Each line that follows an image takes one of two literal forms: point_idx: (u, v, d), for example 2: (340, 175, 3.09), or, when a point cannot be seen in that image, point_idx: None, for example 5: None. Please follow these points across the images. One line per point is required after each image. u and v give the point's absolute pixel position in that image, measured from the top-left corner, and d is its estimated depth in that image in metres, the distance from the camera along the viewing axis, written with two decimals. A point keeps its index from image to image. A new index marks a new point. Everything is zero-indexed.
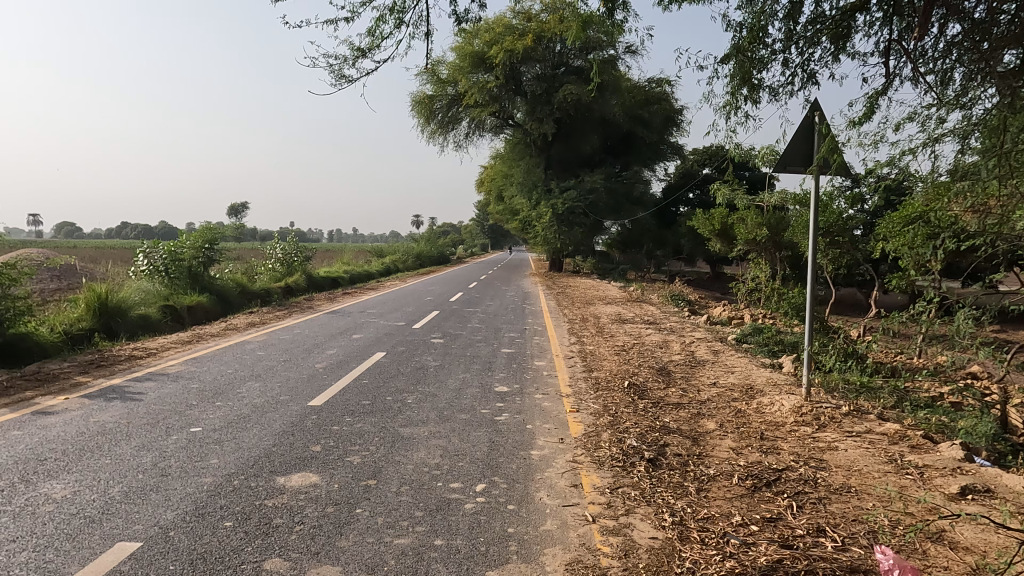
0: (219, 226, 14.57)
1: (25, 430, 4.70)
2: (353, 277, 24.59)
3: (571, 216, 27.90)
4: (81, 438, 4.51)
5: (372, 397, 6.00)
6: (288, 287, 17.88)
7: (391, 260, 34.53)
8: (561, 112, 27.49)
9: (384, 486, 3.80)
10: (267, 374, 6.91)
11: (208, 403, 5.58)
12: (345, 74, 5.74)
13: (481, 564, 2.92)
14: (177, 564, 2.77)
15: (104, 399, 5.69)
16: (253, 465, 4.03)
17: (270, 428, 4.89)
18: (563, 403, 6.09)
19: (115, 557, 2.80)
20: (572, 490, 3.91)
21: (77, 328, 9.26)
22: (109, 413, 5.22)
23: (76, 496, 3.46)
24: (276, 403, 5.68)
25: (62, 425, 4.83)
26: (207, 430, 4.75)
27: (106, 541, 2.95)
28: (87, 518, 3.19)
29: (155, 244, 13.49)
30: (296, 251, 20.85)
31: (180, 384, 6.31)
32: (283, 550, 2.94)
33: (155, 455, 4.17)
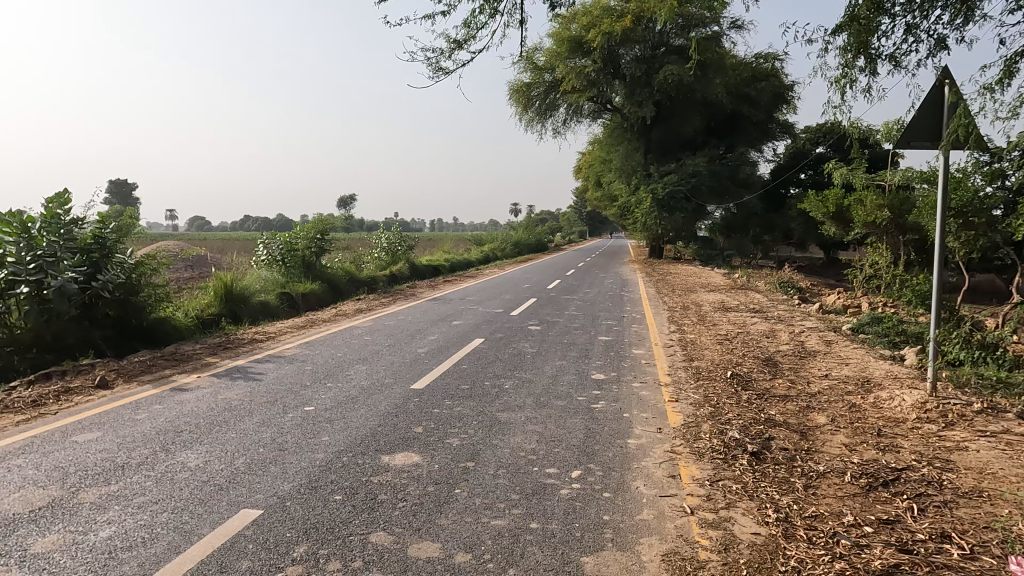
0: (330, 217, 15.42)
1: (166, 404, 5.23)
2: (454, 265, 25.22)
3: (673, 201, 27.14)
4: (210, 413, 4.94)
5: (471, 382, 6.18)
6: (393, 276, 18.63)
7: (490, 248, 35.10)
8: (662, 94, 26.70)
9: (482, 468, 3.91)
10: (373, 358, 7.25)
11: (320, 384, 5.96)
12: (443, 67, 5.92)
13: (577, 550, 2.94)
14: (294, 532, 2.98)
15: (230, 378, 6.22)
16: (360, 444, 4.27)
17: (376, 408, 5.14)
18: (661, 393, 5.98)
19: (240, 522, 3.06)
20: (670, 481, 3.84)
21: (207, 313, 10.16)
22: (234, 391, 5.69)
23: (207, 465, 3.81)
24: (380, 385, 5.96)
25: (195, 401, 5.33)
26: (319, 409, 5.08)
27: (233, 507, 3.23)
28: (216, 486, 3.51)
29: (273, 235, 14.45)
30: (401, 240, 21.65)
31: (295, 366, 6.77)
32: (387, 524, 3.10)
33: (273, 431, 4.50)
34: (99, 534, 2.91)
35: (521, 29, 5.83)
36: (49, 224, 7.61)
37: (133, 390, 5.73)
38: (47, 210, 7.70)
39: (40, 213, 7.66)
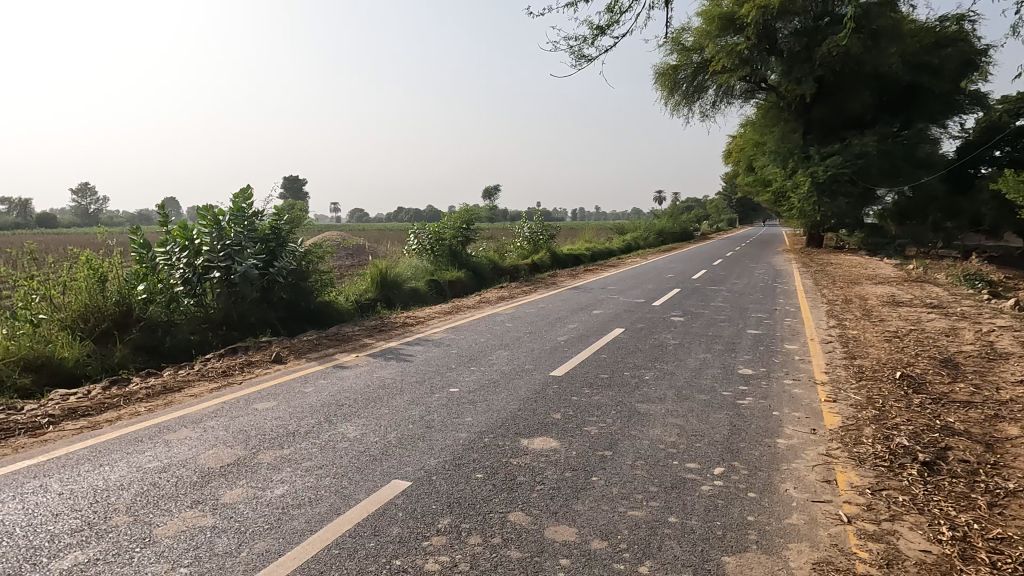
0: (475, 208, 15.99)
1: (329, 380, 5.75)
2: (595, 254, 25.13)
3: (835, 185, 24.95)
4: (367, 390, 5.36)
5: (611, 371, 6.14)
6: (534, 264, 18.94)
7: (632, 237, 34.51)
8: (825, 69, 24.57)
9: (619, 458, 3.88)
10: (515, 344, 7.44)
11: (465, 367, 6.24)
12: (586, 54, 5.91)
13: (717, 548, 2.83)
14: (439, 504, 3.16)
15: (384, 358, 6.70)
16: (501, 426, 4.41)
17: (516, 393, 5.29)
18: (816, 392, 5.56)
19: (391, 491, 3.30)
20: (824, 486, 3.57)
21: (365, 298, 10.99)
22: (388, 370, 6.12)
23: (364, 437, 4.14)
24: (521, 370, 6.11)
25: (354, 378, 5.80)
26: (463, 391, 5.32)
27: (386, 477, 3.49)
28: (371, 456, 3.80)
29: (423, 225, 15.31)
30: (543, 229, 21.93)
31: (442, 350, 7.14)
32: (525, 505, 3.18)
33: (421, 409, 4.78)
34: (274, 491, 3.28)
35: (667, 9, 5.66)
36: (236, 217, 8.64)
37: (302, 366, 6.36)
38: (234, 204, 8.73)
39: (229, 207, 8.71)
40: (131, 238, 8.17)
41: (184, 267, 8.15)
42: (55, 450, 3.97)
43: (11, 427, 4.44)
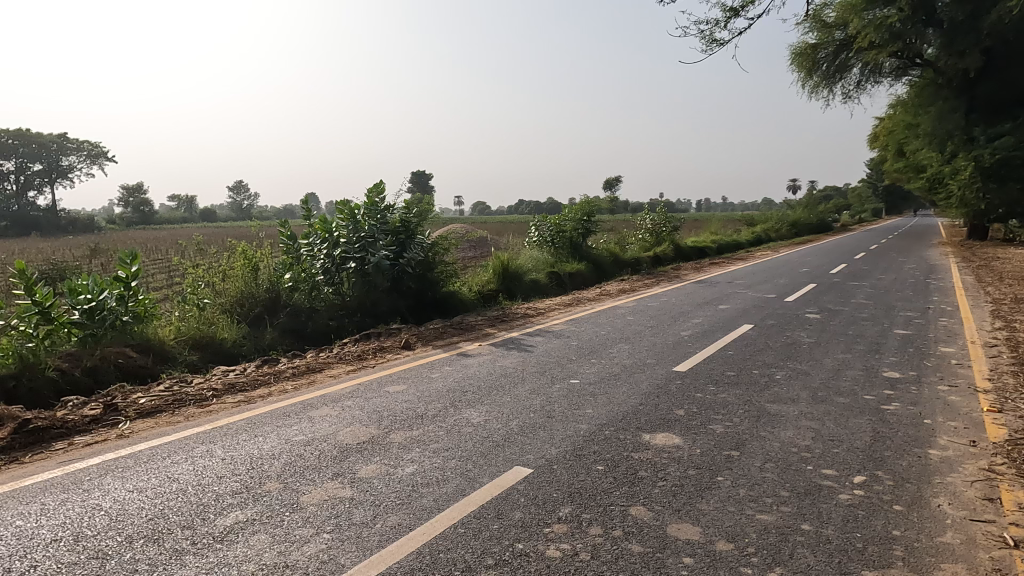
0: (597, 199, 15.89)
1: (454, 367, 5.97)
2: (721, 247, 24.07)
3: (1005, 169, 22.14)
4: (490, 378, 5.52)
5: (738, 369, 5.88)
6: (657, 257, 18.51)
7: (763, 229, 32.70)
8: (994, 39, 21.80)
9: (747, 459, 3.72)
10: (636, 338, 7.33)
11: (585, 359, 6.24)
12: (717, 37, 5.68)
13: (857, 562, 2.65)
14: (560, 493, 3.19)
15: (506, 347, 6.86)
16: (622, 419, 4.38)
17: (638, 387, 5.22)
18: (977, 400, 4.99)
19: (514, 477, 3.38)
20: (986, 504, 3.21)
21: (487, 288, 11.29)
22: (509, 360, 6.26)
23: (487, 423, 4.28)
24: (643, 365, 6.01)
25: (477, 366, 5.99)
26: (583, 383, 5.33)
27: (508, 463, 3.58)
28: (494, 442, 3.92)
29: (545, 217, 15.67)
30: (666, 221, 21.33)
31: (562, 341, 7.18)
32: (647, 500, 3.14)
33: (542, 399, 4.85)
34: (405, 470, 3.47)
35: None
36: (370, 211, 9.21)
37: (429, 352, 6.67)
38: (369, 199, 9.31)
39: (364, 201, 9.31)
40: (279, 231, 9.05)
41: (324, 257, 8.87)
42: (218, 420, 4.46)
43: (183, 398, 5.03)
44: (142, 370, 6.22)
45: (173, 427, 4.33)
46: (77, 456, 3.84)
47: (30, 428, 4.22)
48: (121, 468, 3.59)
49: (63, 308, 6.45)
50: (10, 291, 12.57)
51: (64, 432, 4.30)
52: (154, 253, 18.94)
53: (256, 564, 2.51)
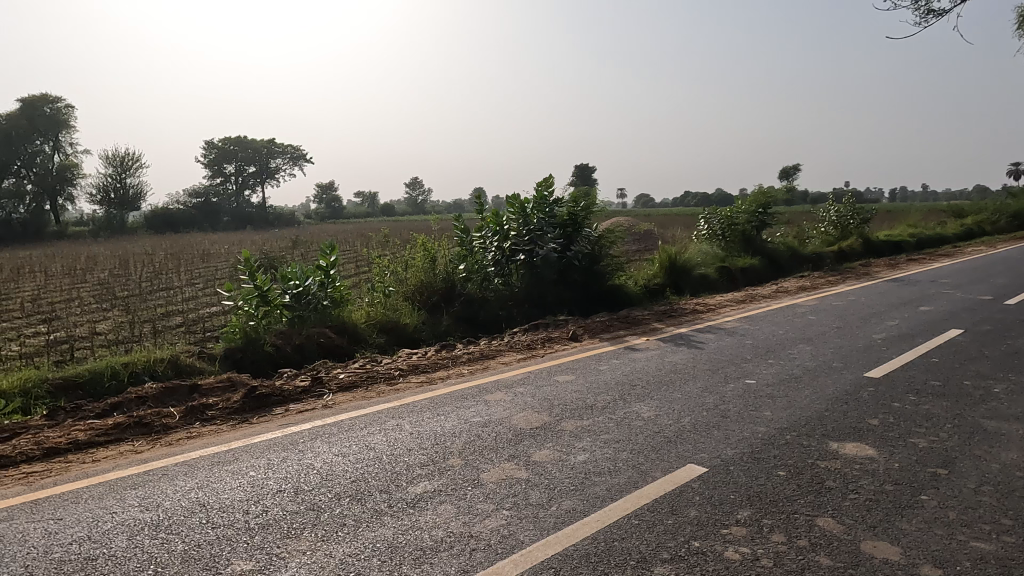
0: (773, 190, 14.95)
1: (622, 360, 5.98)
2: (922, 241, 21.36)
3: None
4: (658, 373, 5.45)
5: (945, 379, 5.23)
6: (843, 252, 16.94)
7: (975, 221, 28.48)
8: None
9: (958, 479, 3.32)
10: (819, 340, 6.79)
11: (762, 359, 5.91)
12: None
13: None
14: (737, 495, 3.09)
15: (675, 343, 6.71)
16: (805, 425, 4.10)
17: (823, 392, 4.85)
18: None
19: (687, 474, 3.33)
20: None
21: (654, 282, 11.07)
22: (679, 356, 6.12)
23: (658, 418, 4.24)
24: (828, 368, 5.57)
25: (646, 361, 5.93)
26: (760, 384, 5.06)
27: (681, 460, 3.53)
28: (666, 438, 3.88)
29: (715, 210, 15.25)
30: (855, 212, 19.42)
31: (736, 339, 6.86)
32: (836, 512, 2.94)
33: (716, 398, 4.70)
34: (577, 457, 3.56)
35: None
36: (539, 204, 9.51)
37: (597, 345, 6.73)
38: (539, 192, 9.58)
39: (534, 196, 9.60)
40: (454, 225, 9.65)
41: (495, 249, 9.32)
42: (405, 397, 4.89)
43: (375, 375, 5.59)
44: (340, 349, 6.99)
45: (368, 401, 4.83)
46: (292, 420, 4.42)
47: (256, 393, 4.94)
48: (328, 434, 4.08)
49: (278, 292, 7.42)
50: (235, 278, 14.65)
51: (282, 399, 4.97)
52: (346, 244, 20.98)
53: (444, 530, 2.74)
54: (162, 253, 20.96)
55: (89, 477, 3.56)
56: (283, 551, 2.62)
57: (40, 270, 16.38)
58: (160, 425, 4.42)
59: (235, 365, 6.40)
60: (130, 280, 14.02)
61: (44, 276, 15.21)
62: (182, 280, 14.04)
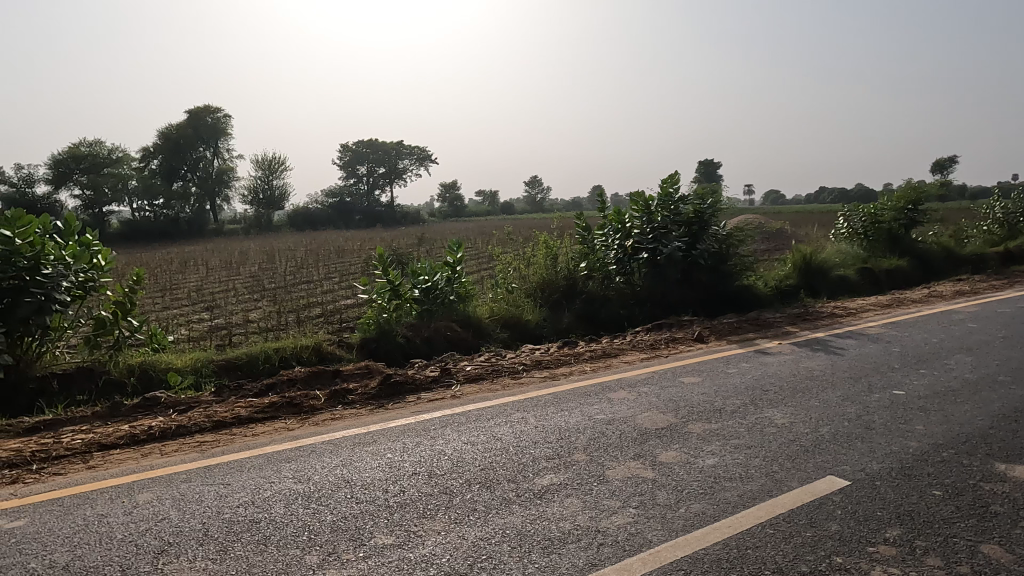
0: (925, 184, 13.69)
1: (752, 363, 5.73)
2: None
3: None
4: (793, 378, 5.17)
5: None
6: (1011, 253, 15.10)
7: None
8: None
9: None
10: (981, 350, 6.12)
11: (912, 369, 5.43)
12: None
13: None
14: (885, 513, 2.88)
15: (811, 348, 6.32)
16: (965, 442, 3.73)
17: (987, 407, 4.37)
18: None
19: (827, 486, 3.15)
20: None
21: (787, 283, 10.46)
22: (815, 362, 5.76)
23: (794, 426, 4.03)
24: (993, 382, 5.01)
25: (778, 365, 5.64)
26: (910, 396, 4.66)
27: (820, 470, 3.34)
28: (802, 446, 3.68)
29: (857, 207, 14.21)
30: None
31: (881, 346, 6.34)
32: (1004, 540, 2.66)
33: (858, 408, 4.38)
34: (706, 461, 3.47)
35: None
36: (663, 201, 9.34)
37: (724, 347, 6.49)
38: (663, 190, 9.39)
39: (658, 193, 9.43)
40: (576, 223, 9.67)
41: (617, 247, 9.26)
42: (529, 392, 4.99)
43: (500, 368, 5.76)
44: (465, 342, 7.25)
45: (493, 394, 4.99)
46: (424, 408, 4.66)
47: (391, 381, 5.25)
48: (458, 422, 4.27)
49: (408, 286, 7.81)
50: (367, 273, 15.56)
51: (414, 387, 5.25)
52: (468, 242, 21.63)
53: (571, 523, 2.79)
54: (303, 249, 22.64)
55: (251, 449, 3.97)
56: (420, 529, 2.78)
57: (202, 263, 18.29)
58: (308, 406, 4.83)
59: (370, 354, 6.83)
60: (277, 274, 15.30)
61: (206, 268, 16.96)
62: (321, 274, 15.14)
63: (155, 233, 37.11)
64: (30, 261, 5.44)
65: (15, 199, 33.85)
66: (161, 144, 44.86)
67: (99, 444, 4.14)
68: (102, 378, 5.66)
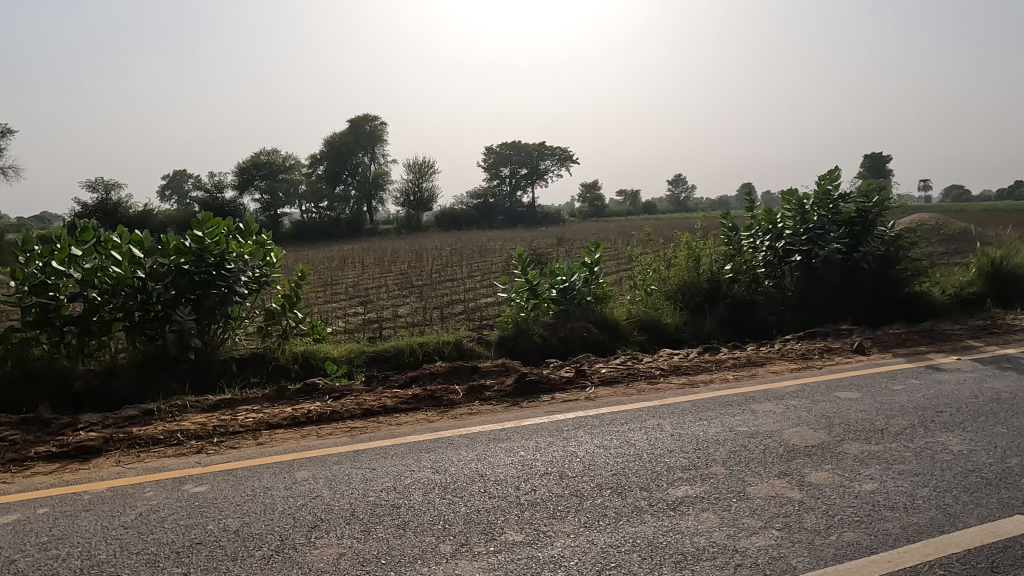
0: None
1: (923, 381, 5.12)
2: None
3: None
4: (974, 400, 4.55)
5: None
6: None
7: None
8: None
9: None
10: None
11: None
12: None
13: None
14: None
15: (998, 366, 5.52)
16: None
17: None
18: None
19: (1014, 527, 2.73)
20: None
21: (970, 291, 9.23)
22: (1004, 382, 5.03)
23: (974, 455, 3.54)
24: None
25: (956, 384, 5.00)
26: None
27: (1006, 508, 2.90)
28: (984, 479, 3.23)
29: None
30: None
31: None
32: None
33: None
34: (863, 486, 3.16)
35: None
36: (822, 199, 8.67)
37: (888, 360, 5.87)
38: (821, 187, 8.71)
39: (815, 190, 8.77)
40: (721, 223, 9.25)
41: (766, 249, 8.71)
42: (665, 398, 4.84)
43: (636, 372, 5.64)
44: (601, 344, 7.20)
45: (628, 398, 4.89)
46: (558, 408, 4.68)
47: (526, 379, 5.33)
48: (591, 425, 4.23)
49: (546, 286, 7.89)
50: (506, 273, 15.98)
51: (549, 387, 5.29)
52: (607, 242, 21.47)
53: (707, 539, 2.66)
54: (448, 248, 23.68)
55: (394, 437, 4.22)
56: (550, 530, 2.79)
57: (359, 261, 19.76)
58: (447, 399, 5.03)
59: (507, 352, 6.98)
60: (424, 271, 16.14)
61: (361, 266, 18.29)
62: (464, 273, 15.75)
63: (320, 233, 40.64)
64: (216, 258, 6.17)
65: (209, 203, 38.65)
66: (327, 152, 49.18)
67: (266, 423, 4.60)
68: (272, 363, 6.32)
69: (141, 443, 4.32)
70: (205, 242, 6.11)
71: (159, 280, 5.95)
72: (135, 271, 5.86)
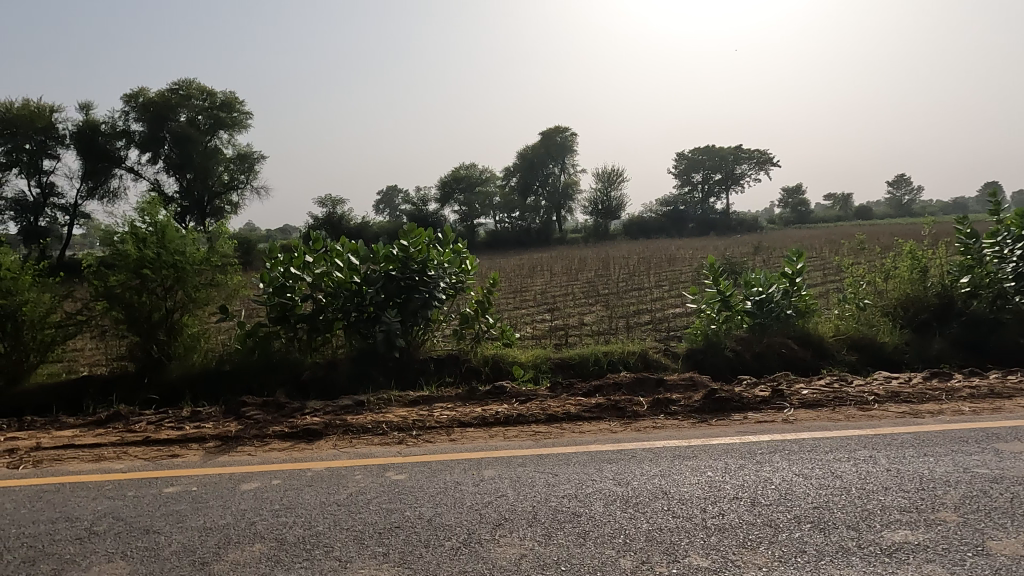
0: None
1: None
2: None
3: None
4: None
5: None
6: None
7: None
8: None
9: None
10: None
11: None
12: None
13: None
14: None
15: None
16: None
17: None
18: None
19: None
20: None
21: None
22: None
23: None
24: None
25: None
26: None
27: None
28: None
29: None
30: None
31: None
32: None
33: None
34: None
35: None
36: None
37: None
38: None
39: None
40: (957, 228, 7.99)
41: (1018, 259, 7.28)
42: (881, 427, 4.29)
43: (844, 396, 5.06)
44: (803, 362, 6.60)
45: (834, 424, 4.41)
46: (751, 429, 4.37)
47: (716, 396, 5.05)
48: (789, 451, 3.88)
49: (740, 298, 7.41)
50: (697, 282, 15.38)
51: (741, 405, 4.96)
52: (813, 251, 19.61)
53: None
54: (636, 257, 23.32)
55: (577, 445, 4.23)
56: (739, 559, 2.61)
57: (548, 269, 20.33)
58: (631, 411, 4.95)
59: (695, 364, 6.69)
60: (611, 280, 16.15)
61: (549, 274, 18.71)
62: (652, 281, 15.46)
63: (512, 241, 42.54)
64: (420, 265, 6.74)
65: (416, 215, 42.38)
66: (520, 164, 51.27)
67: (459, 421, 4.89)
68: (465, 365, 6.71)
69: (354, 430, 4.83)
70: (410, 250, 6.70)
71: (372, 285, 6.64)
72: (353, 276, 6.62)
